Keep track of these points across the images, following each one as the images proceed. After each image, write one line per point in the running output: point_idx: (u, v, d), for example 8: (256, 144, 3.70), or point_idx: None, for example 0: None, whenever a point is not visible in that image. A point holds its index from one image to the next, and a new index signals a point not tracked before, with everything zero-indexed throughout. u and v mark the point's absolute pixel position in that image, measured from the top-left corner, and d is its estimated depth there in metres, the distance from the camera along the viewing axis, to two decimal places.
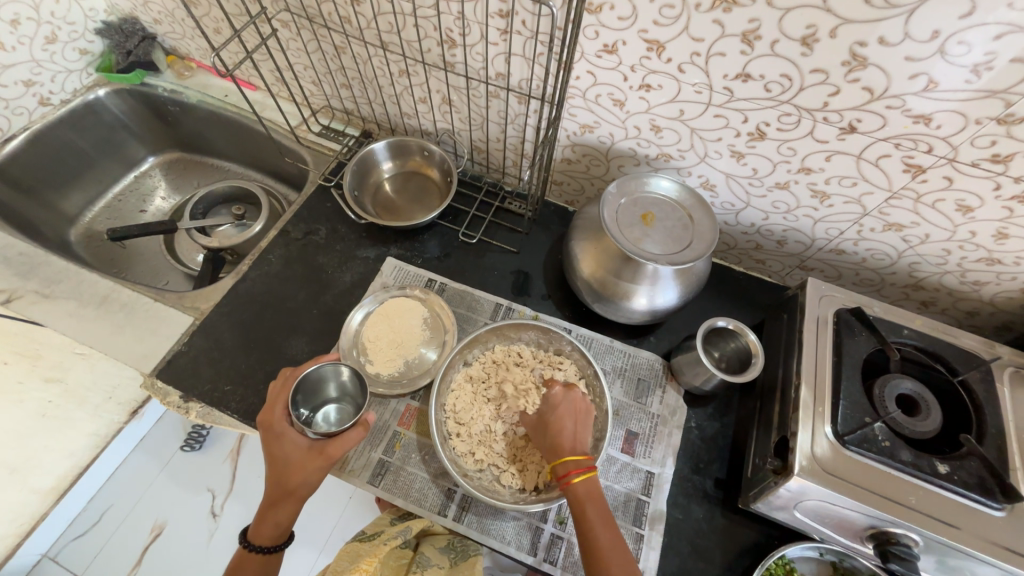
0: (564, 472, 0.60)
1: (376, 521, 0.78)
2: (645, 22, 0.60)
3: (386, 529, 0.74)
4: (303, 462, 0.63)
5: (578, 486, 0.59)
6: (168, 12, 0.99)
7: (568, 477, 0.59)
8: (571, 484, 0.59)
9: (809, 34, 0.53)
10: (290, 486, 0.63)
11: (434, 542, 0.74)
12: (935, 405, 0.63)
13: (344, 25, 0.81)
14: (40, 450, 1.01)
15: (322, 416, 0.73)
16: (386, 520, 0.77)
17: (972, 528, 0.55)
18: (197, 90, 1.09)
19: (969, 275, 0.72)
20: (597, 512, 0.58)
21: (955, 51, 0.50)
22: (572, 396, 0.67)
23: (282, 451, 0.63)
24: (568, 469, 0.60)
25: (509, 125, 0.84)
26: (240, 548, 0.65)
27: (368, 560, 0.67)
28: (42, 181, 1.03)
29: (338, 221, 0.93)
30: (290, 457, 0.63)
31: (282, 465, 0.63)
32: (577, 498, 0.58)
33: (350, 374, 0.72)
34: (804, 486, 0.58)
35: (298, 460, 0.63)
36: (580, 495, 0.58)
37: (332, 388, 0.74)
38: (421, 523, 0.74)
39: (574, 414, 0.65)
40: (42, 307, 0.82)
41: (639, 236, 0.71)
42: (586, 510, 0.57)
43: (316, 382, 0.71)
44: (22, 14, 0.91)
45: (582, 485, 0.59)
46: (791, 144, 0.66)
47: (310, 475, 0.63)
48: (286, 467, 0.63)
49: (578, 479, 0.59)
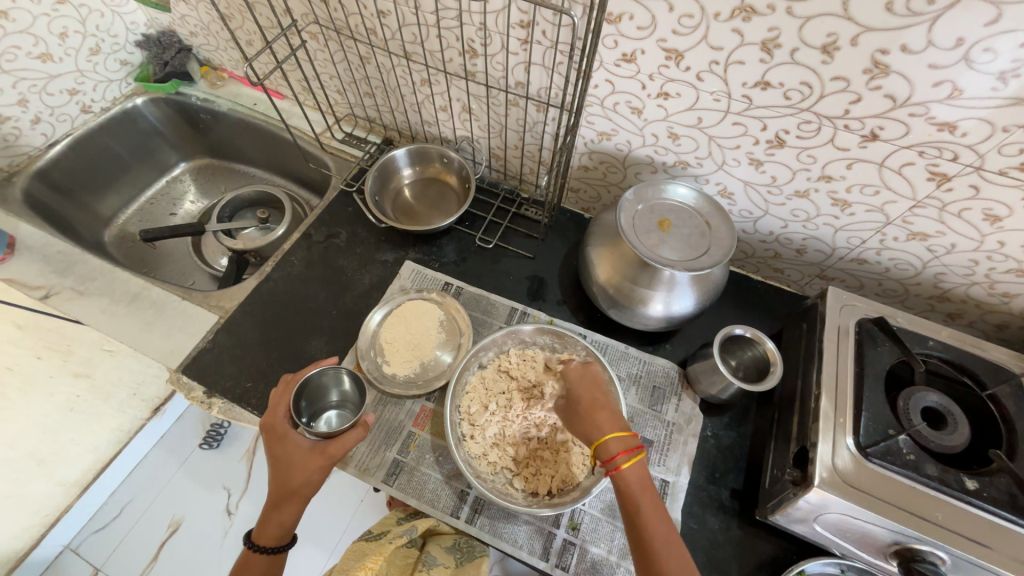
0: (611, 457, 0.55)
1: (382, 520, 0.78)
2: (664, 32, 0.61)
3: (391, 528, 0.75)
4: (303, 463, 0.64)
5: (626, 472, 0.55)
6: (204, 25, 1.04)
7: (616, 463, 0.55)
8: (619, 470, 0.55)
9: (830, 42, 0.53)
10: (292, 486, 0.64)
11: (440, 541, 0.76)
12: (962, 418, 0.61)
13: (369, 36, 0.83)
14: (68, 442, 1.04)
15: (324, 421, 0.75)
16: (392, 519, 0.77)
17: (1003, 547, 0.53)
18: (227, 99, 1.13)
19: (997, 286, 0.70)
20: (648, 500, 0.54)
21: (980, 58, 0.49)
22: (591, 371, 0.63)
23: (285, 452, 0.65)
24: (615, 454, 0.55)
25: (528, 132, 0.86)
26: (246, 548, 0.66)
27: (373, 559, 0.68)
28: (81, 185, 1.09)
29: (358, 224, 0.96)
30: (292, 458, 0.64)
31: (283, 466, 0.64)
32: (626, 484, 0.55)
33: (350, 380, 0.74)
34: (825, 498, 0.57)
35: (299, 462, 0.64)
36: (629, 481, 0.55)
37: (334, 394, 0.76)
38: (426, 524, 0.74)
39: (596, 390, 0.61)
40: (78, 303, 0.86)
41: (656, 242, 0.71)
42: (637, 498, 0.54)
43: (317, 388, 0.73)
44: (70, 28, 0.97)
45: (631, 471, 0.55)
46: (811, 151, 0.65)
47: (310, 475, 0.64)
48: (287, 468, 0.64)
49: (627, 465, 0.55)
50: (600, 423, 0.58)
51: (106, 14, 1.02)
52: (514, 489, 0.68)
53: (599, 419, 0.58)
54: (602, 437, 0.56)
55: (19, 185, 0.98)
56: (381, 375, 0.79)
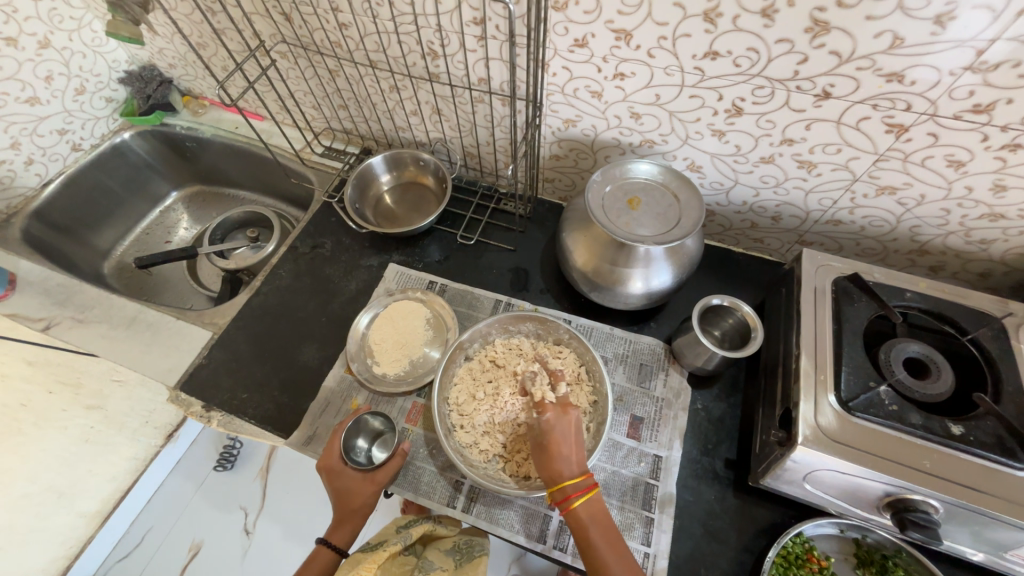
0: (565, 498, 0.58)
1: (381, 530, 0.78)
2: (610, 13, 0.62)
3: (389, 537, 0.75)
4: (360, 489, 0.69)
5: (581, 508, 0.58)
6: (181, 55, 1.08)
7: (568, 503, 0.58)
8: (570, 508, 0.58)
9: (768, 6, 0.54)
10: (353, 508, 0.70)
11: (439, 546, 0.77)
12: (946, 365, 0.61)
13: (335, 49, 0.86)
14: (85, 474, 1.07)
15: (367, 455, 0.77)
16: (391, 529, 0.77)
17: (996, 489, 0.53)
18: (210, 125, 1.17)
19: (973, 233, 0.70)
20: (603, 534, 0.57)
21: (914, 6, 0.50)
22: (567, 417, 0.64)
23: (342, 481, 0.70)
24: (568, 494, 0.58)
25: (496, 127, 0.88)
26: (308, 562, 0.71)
27: (367, 566, 0.67)
28: (77, 221, 1.13)
29: (341, 233, 0.98)
30: (349, 487, 0.70)
31: (343, 494, 0.70)
32: (581, 519, 0.58)
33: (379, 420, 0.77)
34: (811, 455, 0.57)
35: (357, 488, 0.69)
36: (583, 516, 0.58)
37: (376, 422, 0.77)
38: (422, 529, 0.76)
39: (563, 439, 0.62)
40: (77, 331, 0.89)
41: (627, 220, 0.72)
42: (590, 535, 0.57)
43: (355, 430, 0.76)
44: (55, 70, 1.01)
45: (582, 508, 0.58)
46: (769, 116, 0.66)
47: (367, 499, 0.70)
48: (346, 496, 0.70)
49: (579, 503, 0.58)
50: (557, 470, 0.60)
51: (88, 54, 1.06)
52: (507, 475, 0.69)
53: (555, 466, 0.60)
54: (560, 478, 0.59)
55: (18, 226, 1.03)
56: (371, 376, 0.81)
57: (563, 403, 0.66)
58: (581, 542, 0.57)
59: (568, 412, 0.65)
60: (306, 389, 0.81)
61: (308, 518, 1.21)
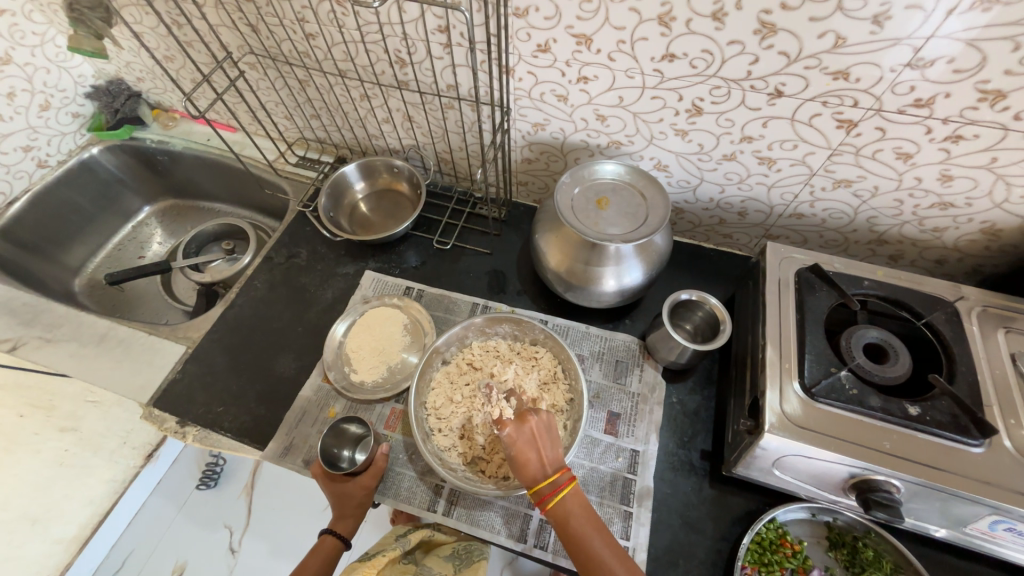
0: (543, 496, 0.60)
1: (380, 539, 0.77)
2: (569, 19, 0.64)
3: (388, 545, 0.75)
4: (354, 493, 0.69)
5: (560, 506, 0.59)
6: (148, 69, 1.07)
7: (547, 501, 0.59)
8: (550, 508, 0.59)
9: (717, 9, 0.57)
10: (346, 512, 0.70)
11: (439, 552, 0.77)
12: (903, 349, 0.63)
13: (303, 59, 0.86)
14: (62, 499, 1.03)
15: (351, 459, 0.76)
16: (391, 537, 0.77)
17: (952, 466, 0.55)
18: (181, 138, 1.16)
19: (926, 222, 0.73)
20: (588, 529, 0.58)
21: (853, 6, 0.52)
22: (527, 426, 0.64)
23: (339, 486, 0.70)
24: (544, 494, 0.60)
25: (467, 132, 0.89)
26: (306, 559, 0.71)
27: (366, 569, 0.70)
28: (45, 239, 1.10)
29: (317, 242, 0.98)
30: (347, 490, 0.69)
31: (341, 498, 0.70)
32: (562, 517, 0.59)
33: (357, 425, 0.77)
34: (778, 442, 0.58)
35: (348, 493, 0.69)
36: (565, 513, 0.59)
37: (354, 428, 0.77)
38: (420, 535, 0.75)
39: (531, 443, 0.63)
40: (45, 350, 0.87)
41: (596, 220, 0.74)
42: (576, 531, 0.58)
43: (335, 439, 0.76)
44: (17, 86, 1.00)
45: (563, 505, 0.59)
46: (727, 115, 0.68)
47: (365, 498, 0.70)
48: (344, 498, 0.70)
49: (556, 501, 0.59)
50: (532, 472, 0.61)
51: (52, 70, 1.04)
52: (486, 477, 0.69)
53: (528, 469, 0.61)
54: (533, 481, 0.61)
55: None
56: (349, 384, 0.81)
57: (520, 414, 0.66)
58: (568, 538, 0.58)
59: (527, 421, 0.64)
60: (283, 400, 0.81)
61: (295, 532, 1.20)
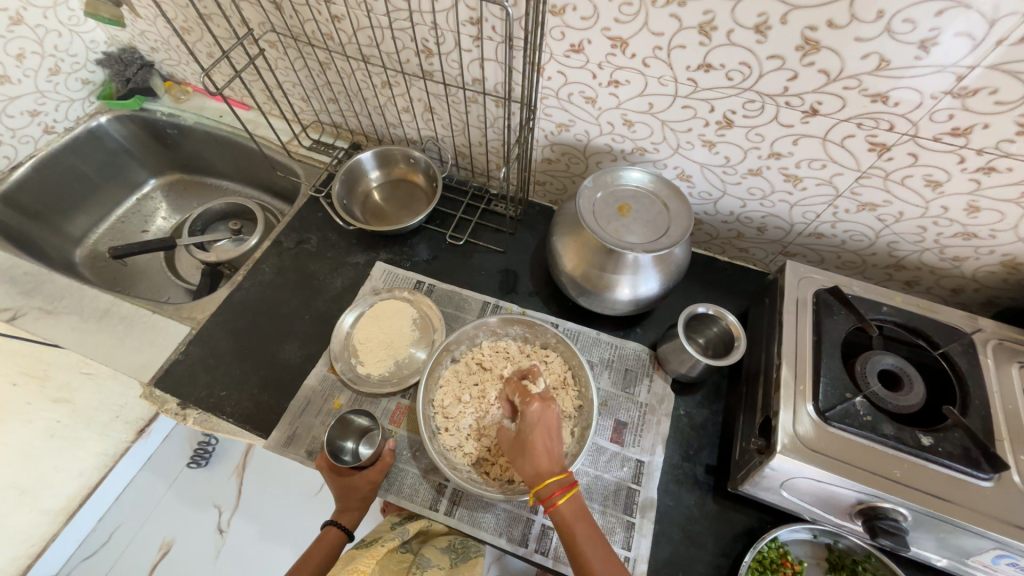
0: (548, 496, 0.58)
1: (374, 528, 0.74)
2: (607, 21, 0.63)
3: (384, 534, 0.71)
4: (359, 486, 0.69)
5: (563, 508, 0.58)
6: (164, 39, 1.04)
7: (552, 500, 0.58)
8: (554, 507, 0.58)
9: (761, 22, 0.55)
10: (350, 504, 0.70)
11: (434, 543, 0.73)
12: (918, 379, 0.63)
13: (327, 41, 0.84)
14: (51, 471, 1.01)
15: (354, 454, 0.75)
16: (386, 526, 0.74)
17: (961, 499, 0.55)
18: (193, 113, 1.13)
19: (947, 251, 0.73)
20: (586, 532, 0.57)
21: (901, 29, 0.51)
22: (549, 410, 0.65)
23: (344, 480, 0.70)
24: (548, 494, 0.58)
25: (489, 128, 0.87)
26: (308, 549, 0.70)
27: (365, 561, 0.65)
28: (48, 207, 1.08)
29: (328, 229, 0.96)
30: (352, 484, 0.69)
31: (346, 490, 0.69)
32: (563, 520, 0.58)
33: (361, 417, 0.75)
34: (789, 464, 0.58)
35: (353, 487, 0.69)
36: (566, 519, 0.58)
37: (360, 421, 0.76)
38: (418, 525, 0.73)
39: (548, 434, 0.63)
40: (46, 322, 0.86)
41: (617, 227, 0.73)
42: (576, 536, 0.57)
43: (340, 431, 0.75)
44: (27, 48, 0.97)
45: (565, 506, 0.58)
46: (758, 130, 0.67)
47: (370, 490, 0.70)
48: (349, 491, 0.69)
49: (561, 501, 0.58)
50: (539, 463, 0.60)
51: (64, 34, 1.01)
52: (491, 479, 0.69)
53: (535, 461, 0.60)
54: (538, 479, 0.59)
55: None
56: (355, 376, 0.80)
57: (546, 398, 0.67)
58: (567, 539, 0.57)
59: (550, 406, 0.65)
60: (286, 388, 0.80)
61: (286, 517, 1.19)
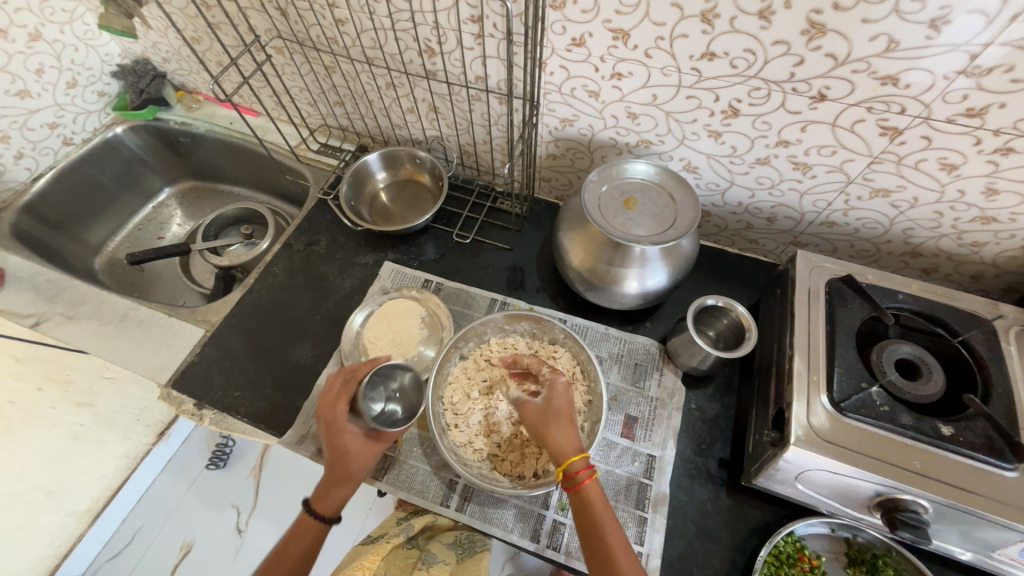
0: (575, 472, 0.57)
1: (380, 523, 0.75)
2: (608, 13, 0.62)
3: (390, 529, 0.72)
4: (364, 451, 0.64)
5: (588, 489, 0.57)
6: (175, 50, 1.07)
7: (579, 479, 0.57)
8: (579, 486, 0.57)
9: (764, 8, 0.55)
10: (341, 474, 0.64)
11: (441, 538, 0.73)
12: (937, 367, 0.61)
13: (332, 46, 0.86)
14: (75, 473, 1.04)
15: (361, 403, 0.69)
16: (392, 521, 0.74)
17: (987, 490, 0.53)
18: (203, 120, 1.16)
19: (965, 236, 0.71)
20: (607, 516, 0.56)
21: (909, 9, 0.50)
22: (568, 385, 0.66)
23: (346, 440, 0.64)
24: (576, 471, 0.57)
25: (493, 125, 0.88)
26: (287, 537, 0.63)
27: (370, 558, 0.64)
28: (68, 217, 1.11)
29: (337, 230, 0.98)
30: (352, 447, 0.64)
31: (342, 456, 0.64)
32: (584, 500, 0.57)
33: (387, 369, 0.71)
34: (803, 456, 0.57)
35: (354, 450, 0.64)
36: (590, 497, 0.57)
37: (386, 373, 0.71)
38: (423, 521, 0.72)
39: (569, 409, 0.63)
40: (67, 328, 0.88)
41: (623, 220, 0.72)
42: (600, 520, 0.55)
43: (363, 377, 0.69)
44: (46, 63, 1.00)
45: (591, 486, 0.57)
46: (765, 118, 0.66)
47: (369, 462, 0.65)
48: (346, 457, 0.64)
49: (588, 480, 0.57)
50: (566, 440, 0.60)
51: (80, 48, 1.05)
52: (501, 474, 0.69)
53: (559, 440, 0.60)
54: (566, 455, 0.58)
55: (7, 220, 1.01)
56: None
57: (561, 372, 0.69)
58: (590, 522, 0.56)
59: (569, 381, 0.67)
60: (299, 388, 0.81)
61: None
